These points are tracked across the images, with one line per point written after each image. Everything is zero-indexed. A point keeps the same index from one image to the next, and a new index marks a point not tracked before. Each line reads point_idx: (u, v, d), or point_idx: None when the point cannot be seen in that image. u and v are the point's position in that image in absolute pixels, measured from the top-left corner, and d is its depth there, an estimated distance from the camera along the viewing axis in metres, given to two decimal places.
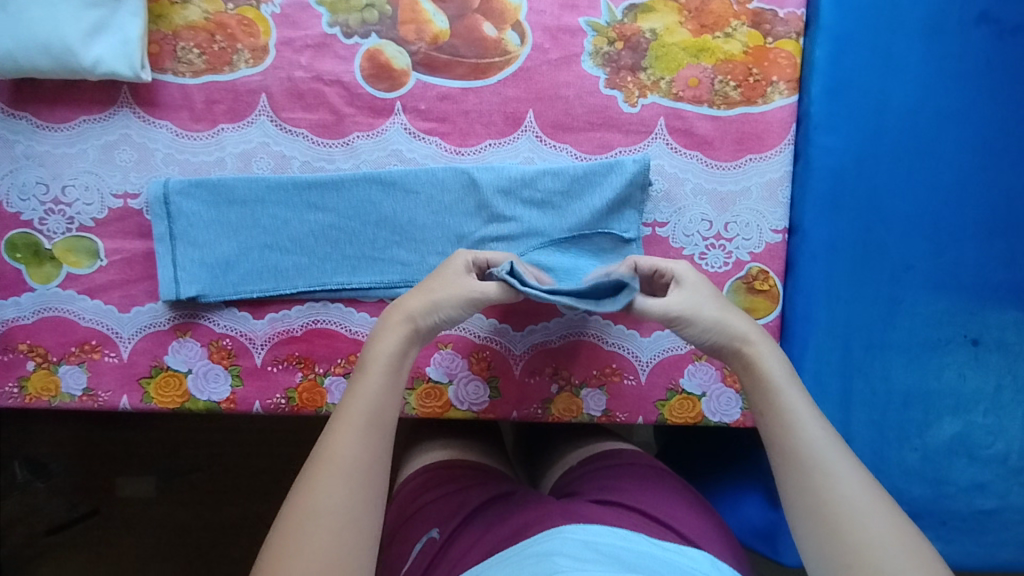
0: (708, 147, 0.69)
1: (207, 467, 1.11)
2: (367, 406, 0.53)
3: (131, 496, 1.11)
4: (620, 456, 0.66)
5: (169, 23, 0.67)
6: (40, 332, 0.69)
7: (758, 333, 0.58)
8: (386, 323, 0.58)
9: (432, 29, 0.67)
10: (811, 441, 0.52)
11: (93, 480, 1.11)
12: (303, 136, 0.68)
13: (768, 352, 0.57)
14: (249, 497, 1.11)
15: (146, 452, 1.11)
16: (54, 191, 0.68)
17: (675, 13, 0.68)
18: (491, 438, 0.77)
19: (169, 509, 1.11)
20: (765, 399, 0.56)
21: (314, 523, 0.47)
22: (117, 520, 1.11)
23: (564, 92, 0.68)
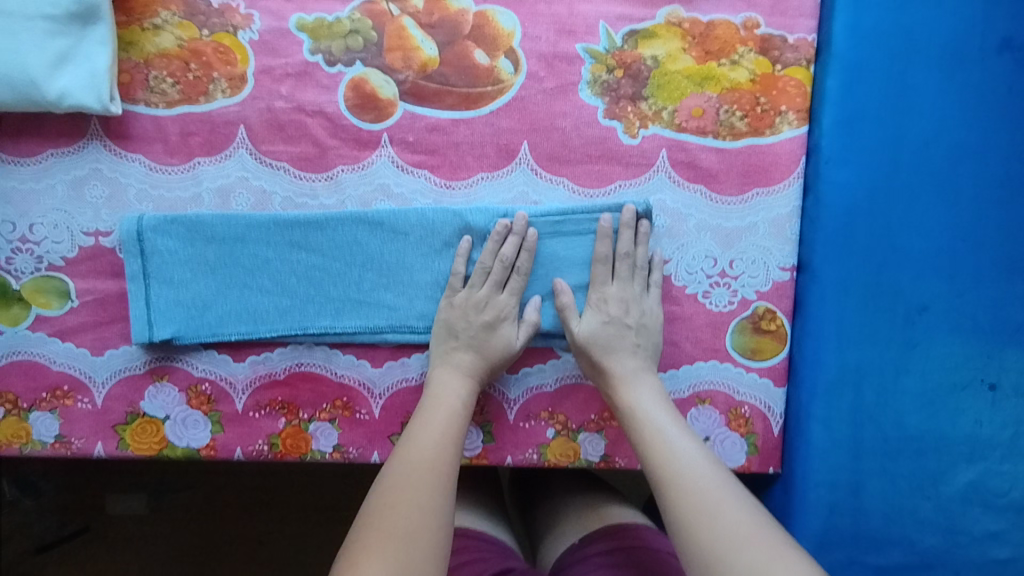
0: (713, 180, 0.65)
1: (199, 485, 1.08)
2: (450, 427, 0.58)
3: (122, 515, 1.08)
4: (624, 536, 0.64)
5: (140, 51, 0.63)
6: (9, 376, 0.65)
7: (636, 375, 0.61)
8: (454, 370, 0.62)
9: (421, 56, 0.64)
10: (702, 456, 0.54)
11: (82, 498, 1.08)
12: (284, 170, 0.64)
13: (645, 392, 0.60)
14: (241, 517, 1.07)
15: (137, 470, 1.08)
16: (21, 229, 0.64)
17: (678, 38, 0.64)
18: (489, 486, 0.76)
19: (159, 527, 1.08)
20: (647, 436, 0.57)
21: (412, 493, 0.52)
22: (106, 539, 1.08)
23: (561, 123, 0.64)
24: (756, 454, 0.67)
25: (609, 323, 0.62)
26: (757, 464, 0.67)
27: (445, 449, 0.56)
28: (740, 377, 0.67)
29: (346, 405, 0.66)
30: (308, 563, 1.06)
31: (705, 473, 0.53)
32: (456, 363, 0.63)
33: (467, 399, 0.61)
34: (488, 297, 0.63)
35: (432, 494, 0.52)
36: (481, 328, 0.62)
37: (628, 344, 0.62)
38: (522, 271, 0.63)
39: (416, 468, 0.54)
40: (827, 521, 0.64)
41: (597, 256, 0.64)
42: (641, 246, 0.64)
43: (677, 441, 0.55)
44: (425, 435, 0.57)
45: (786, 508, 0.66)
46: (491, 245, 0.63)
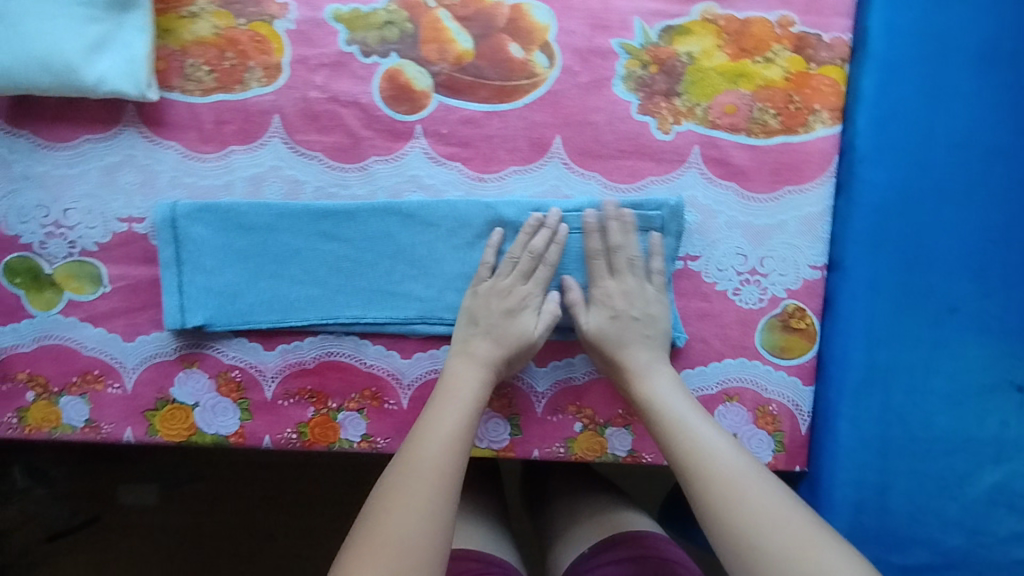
0: (745, 177, 0.66)
1: (208, 477, 1.09)
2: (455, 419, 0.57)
3: (132, 506, 1.08)
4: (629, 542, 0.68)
5: (176, 38, 0.63)
6: (40, 361, 0.66)
7: (649, 367, 0.61)
8: (470, 360, 0.61)
9: (456, 49, 0.64)
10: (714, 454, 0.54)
11: (92, 488, 1.09)
12: (318, 160, 0.65)
13: (661, 384, 0.60)
14: (250, 510, 1.08)
15: (148, 460, 1.09)
16: (54, 214, 0.64)
17: (713, 35, 0.64)
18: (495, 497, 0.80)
19: (169, 517, 1.08)
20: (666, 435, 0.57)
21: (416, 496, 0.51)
22: (117, 529, 1.08)
23: (594, 118, 0.65)
24: (783, 452, 0.68)
25: (616, 318, 0.62)
26: (784, 462, 0.68)
27: (454, 443, 0.55)
28: (769, 375, 0.67)
29: (375, 395, 0.67)
30: (317, 557, 1.07)
31: (734, 467, 0.53)
32: (473, 352, 0.61)
33: (480, 387, 0.60)
34: (512, 284, 0.63)
35: (438, 492, 0.52)
36: (501, 315, 0.62)
37: (638, 335, 0.62)
38: (551, 262, 0.63)
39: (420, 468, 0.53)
40: (853, 520, 0.65)
41: (591, 251, 0.63)
42: (631, 236, 0.63)
43: (701, 436, 0.55)
44: (433, 430, 0.56)
45: (812, 507, 0.67)
46: (522, 237, 0.63)
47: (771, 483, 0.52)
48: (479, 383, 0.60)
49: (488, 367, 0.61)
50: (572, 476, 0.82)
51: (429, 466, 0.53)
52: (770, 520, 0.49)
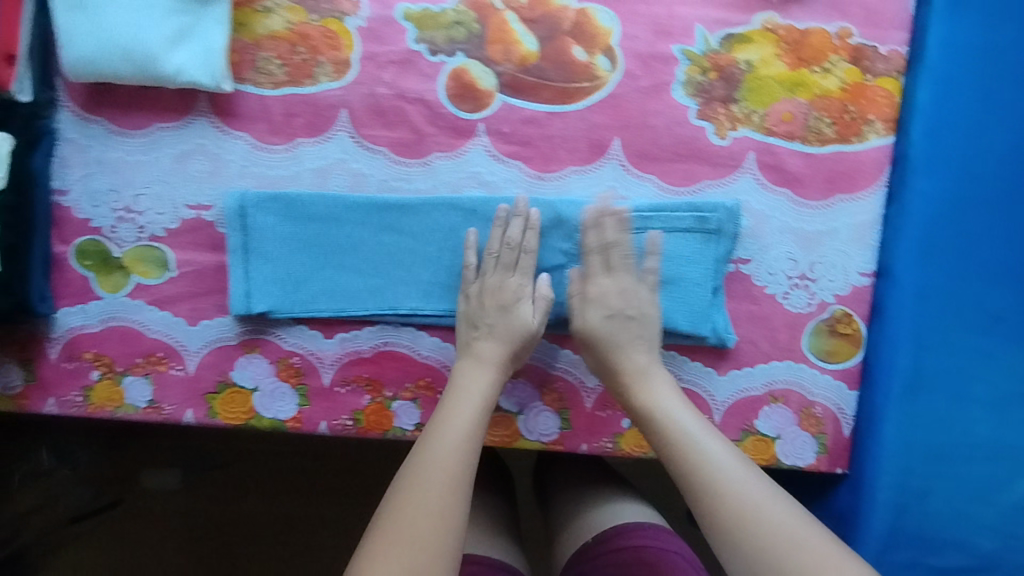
0: (798, 184, 0.67)
1: (232, 463, 1.10)
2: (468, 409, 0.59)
3: (154, 488, 1.10)
4: (626, 534, 0.72)
5: (250, 32, 0.65)
6: (106, 341, 0.68)
7: (646, 369, 0.62)
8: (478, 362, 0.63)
9: (521, 50, 0.65)
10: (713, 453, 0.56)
11: (117, 472, 1.10)
12: (383, 154, 0.66)
13: (660, 387, 0.61)
14: (272, 498, 1.10)
15: (172, 446, 1.10)
16: (126, 199, 0.66)
17: (772, 44, 0.66)
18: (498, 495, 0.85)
19: (193, 502, 1.10)
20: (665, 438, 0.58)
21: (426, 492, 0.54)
22: (142, 511, 1.10)
23: (652, 121, 0.66)
24: (825, 454, 0.71)
25: (612, 317, 0.63)
26: (826, 463, 0.71)
27: (466, 448, 0.57)
28: (815, 379, 0.70)
29: (429, 386, 0.69)
30: (337, 543, 1.09)
31: (744, 481, 0.54)
32: (478, 352, 0.63)
33: (489, 391, 0.62)
34: (500, 280, 0.65)
35: (452, 499, 0.54)
36: (496, 312, 0.64)
37: (632, 336, 0.63)
38: (531, 249, 0.65)
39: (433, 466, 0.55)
40: (894, 522, 0.66)
41: (589, 247, 0.65)
42: (626, 233, 0.64)
43: (707, 444, 0.56)
44: (447, 434, 0.57)
45: (853, 508, 0.68)
46: (497, 231, 0.65)
47: (781, 498, 0.53)
48: (487, 385, 0.62)
49: (493, 367, 0.63)
50: (571, 470, 0.85)
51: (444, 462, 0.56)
52: (783, 538, 0.50)
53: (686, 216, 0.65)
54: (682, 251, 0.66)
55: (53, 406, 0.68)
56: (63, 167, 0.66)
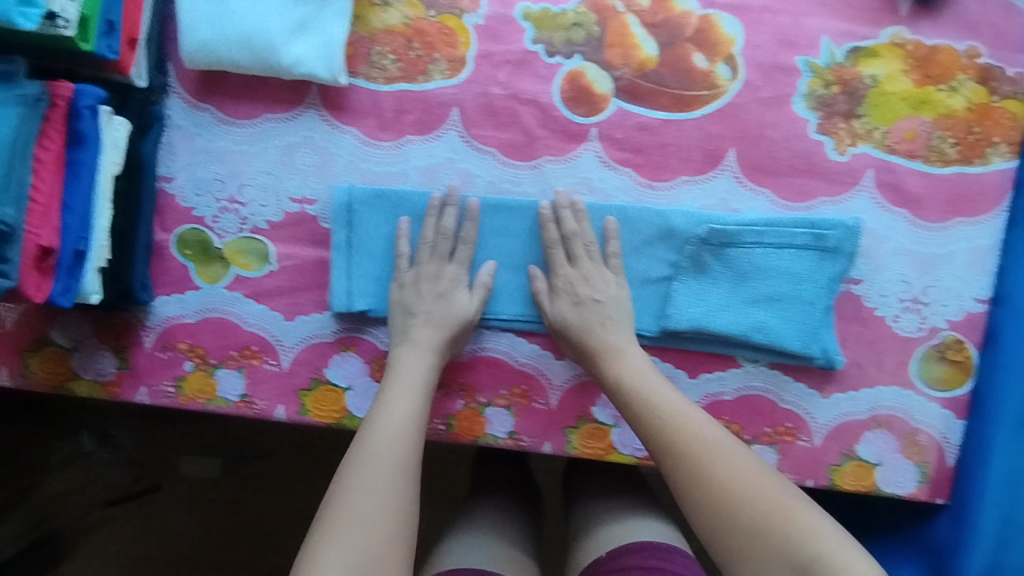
0: (916, 205, 0.65)
1: (270, 455, 1.07)
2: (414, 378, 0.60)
3: (193, 477, 1.08)
4: (640, 553, 0.67)
5: (366, 25, 0.64)
6: (201, 333, 0.67)
7: (617, 349, 0.62)
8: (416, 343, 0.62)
9: (641, 55, 0.64)
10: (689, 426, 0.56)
11: (158, 456, 1.08)
12: (492, 155, 0.65)
13: (632, 364, 0.61)
14: (306, 490, 1.07)
15: (213, 435, 1.08)
16: (230, 189, 0.65)
17: (900, 60, 0.64)
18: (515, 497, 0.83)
19: (229, 492, 1.08)
20: (645, 416, 0.58)
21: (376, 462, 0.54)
22: (179, 498, 1.08)
23: (770, 133, 0.64)
24: (926, 483, 0.68)
25: (579, 305, 0.63)
26: (927, 493, 0.68)
27: (403, 424, 0.57)
28: (920, 406, 0.67)
29: (524, 393, 0.68)
30: None
31: (707, 438, 0.56)
32: (416, 337, 0.63)
33: (425, 370, 0.61)
34: (438, 270, 0.64)
35: (396, 470, 0.54)
36: (434, 299, 0.63)
37: (600, 319, 0.63)
38: (469, 240, 0.65)
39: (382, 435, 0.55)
40: (996, 556, 0.62)
41: (551, 240, 0.65)
42: (586, 222, 0.65)
43: (671, 408, 0.58)
44: (387, 413, 0.57)
45: (954, 541, 0.65)
46: (430, 220, 0.64)
47: (744, 452, 0.55)
48: (424, 367, 0.61)
49: (432, 351, 0.62)
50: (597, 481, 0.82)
51: (391, 430, 0.56)
52: (745, 490, 0.52)
53: (801, 231, 0.64)
54: (793, 268, 0.64)
55: (145, 396, 0.67)
56: (170, 154, 0.65)
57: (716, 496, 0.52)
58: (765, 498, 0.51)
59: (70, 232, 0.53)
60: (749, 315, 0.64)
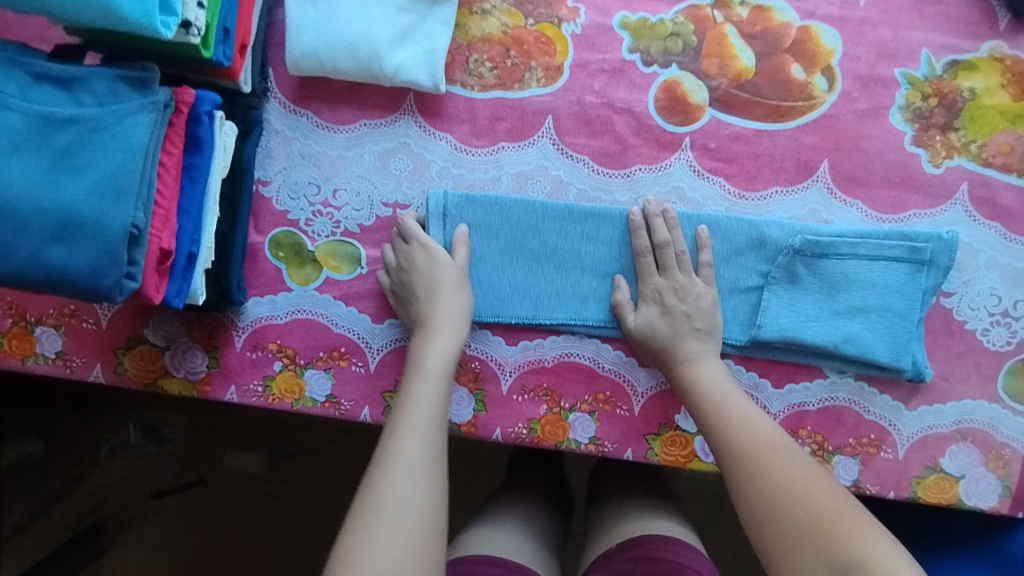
0: (1010, 219, 0.65)
1: (314, 451, 1.06)
2: (440, 365, 0.60)
3: (238, 471, 1.07)
4: (649, 545, 0.68)
5: (465, 33, 0.65)
6: (290, 333, 0.67)
7: (695, 354, 0.62)
8: (438, 329, 0.61)
9: (737, 65, 0.64)
10: (745, 431, 0.57)
11: (203, 451, 1.08)
12: (584, 163, 0.66)
13: (707, 369, 0.62)
14: (346, 485, 1.06)
15: (259, 430, 1.07)
16: (325, 193, 0.66)
17: (998, 74, 0.64)
18: (544, 488, 0.83)
19: (273, 487, 1.07)
20: (713, 417, 0.59)
21: (408, 451, 0.54)
22: (224, 492, 1.07)
23: (865, 145, 0.65)
24: (1009, 497, 0.67)
25: (667, 314, 0.63)
26: (1009, 507, 0.67)
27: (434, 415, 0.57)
28: (1005, 418, 0.67)
29: (607, 400, 0.67)
30: None
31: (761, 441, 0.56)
32: (432, 322, 0.62)
33: (449, 357, 0.61)
34: (431, 251, 0.63)
35: (429, 457, 0.54)
36: (433, 278, 0.62)
37: (689, 328, 0.63)
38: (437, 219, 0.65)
39: (412, 423, 0.55)
40: None
41: (640, 249, 0.64)
42: (678, 232, 0.64)
43: (740, 413, 0.58)
44: (420, 400, 0.57)
45: None
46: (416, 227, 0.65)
47: (802, 460, 0.54)
48: (444, 355, 0.60)
49: (452, 337, 0.62)
50: (625, 475, 0.81)
51: (422, 419, 0.56)
52: (791, 490, 0.52)
53: (896, 243, 0.63)
54: (886, 280, 0.63)
55: (234, 395, 0.68)
56: (268, 158, 0.66)
57: (765, 496, 0.52)
58: (810, 497, 0.51)
59: (186, 234, 0.55)
60: (840, 326, 0.64)
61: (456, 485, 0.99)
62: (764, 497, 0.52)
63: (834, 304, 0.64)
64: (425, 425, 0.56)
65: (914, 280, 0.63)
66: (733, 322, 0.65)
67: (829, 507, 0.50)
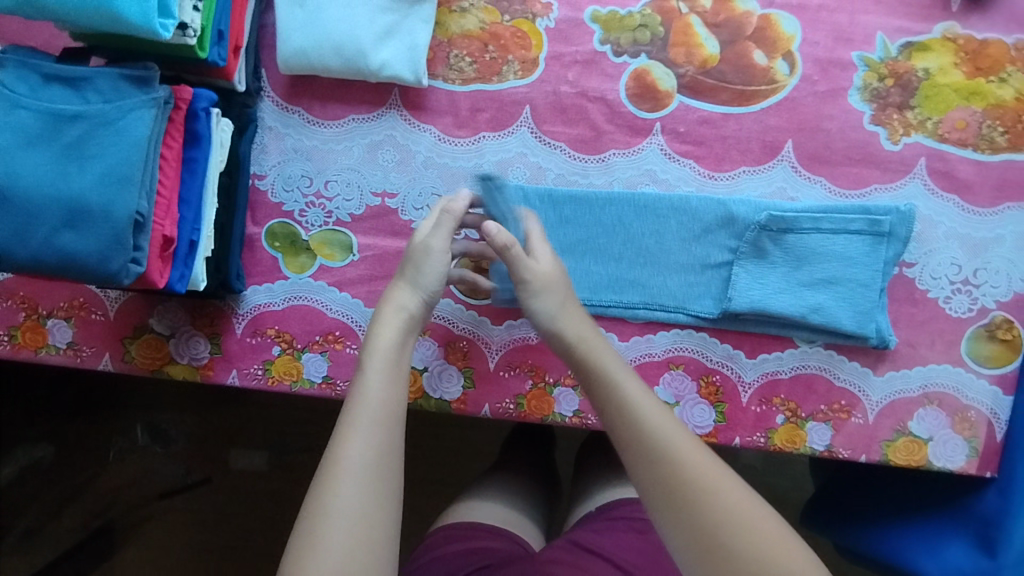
0: (967, 191, 0.69)
1: (317, 449, 1.10)
2: (386, 351, 0.57)
3: (243, 470, 1.10)
4: (625, 505, 0.72)
5: (445, 31, 0.69)
6: (288, 319, 0.71)
7: (593, 351, 0.57)
8: (383, 315, 0.59)
9: (703, 53, 0.68)
10: (671, 449, 0.49)
11: (209, 451, 1.11)
12: (561, 150, 0.69)
13: (610, 367, 0.55)
14: None
15: (262, 427, 1.11)
16: (317, 184, 0.70)
17: (951, 54, 0.68)
18: (532, 466, 0.86)
19: (278, 485, 1.10)
20: (638, 447, 0.50)
21: (354, 451, 0.50)
22: (229, 490, 1.11)
23: (827, 125, 0.68)
24: (976, 457, 0.70)
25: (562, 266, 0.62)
26: (977, 467, 0.70)
27: (384, 401, 0.54)
28: (971, 382, 0.70)
29: None
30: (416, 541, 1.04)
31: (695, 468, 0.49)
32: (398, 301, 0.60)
33: (396, 337, 0.58)
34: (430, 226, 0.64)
35: (375, 453, 0.51)
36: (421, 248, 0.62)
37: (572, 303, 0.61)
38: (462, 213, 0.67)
39: (357, 416, 0.52)
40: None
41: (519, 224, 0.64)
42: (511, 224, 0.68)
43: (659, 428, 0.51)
44: (366, 389, 0.54)
45: (1002, 512, 0.68)
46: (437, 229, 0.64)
47: (739, 488, 0.48)
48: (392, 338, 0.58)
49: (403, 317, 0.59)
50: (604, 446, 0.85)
51: (368, 411, 0.53)
52: (737, 525, 0.46)
53: (858, 217, 0.67)
54: (849, 252, 0.67)
55: (235, 378, 0.72)
56: (262, 154, 0.70)
57: (700, 535, 0.46)
58: (753, 533, 0.46)
59: (187, 223, 0.59)
60: (806, 297, 0.67)
61: (453, 471, 1.02)
62: (705, 538, 0.46)
63: (800, 277, 0.68)
64: (369, 418, 0.52)
65: (876, 251, 0.67)
66: (705, 298, 0.69)
67: (773, 541, 0.46)
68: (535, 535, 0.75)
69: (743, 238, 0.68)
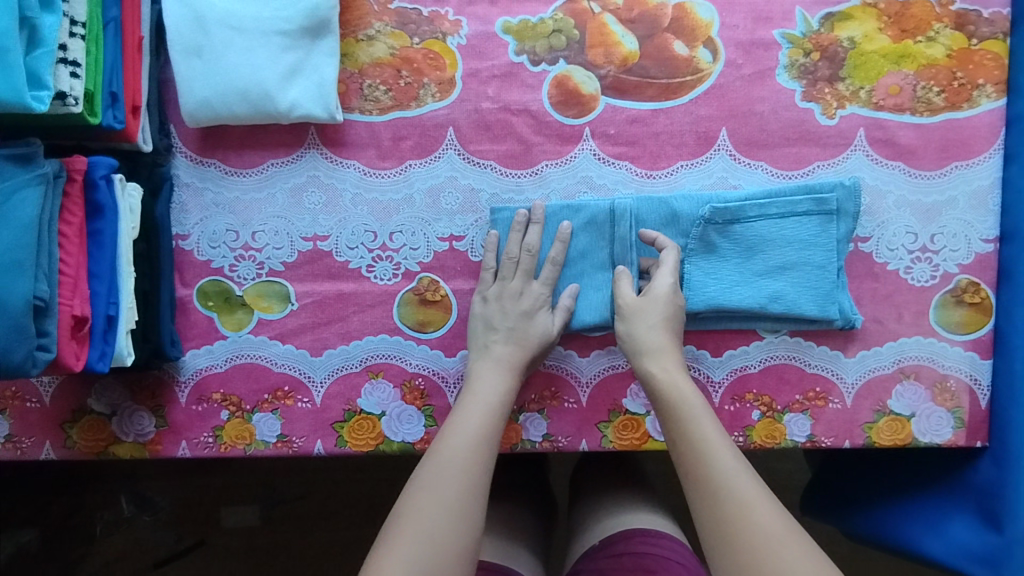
0: (912, 156, 0.67)
1: (310, 495, 1.03)
2: (493, 393, 0.59)
3: (236, 528, 1.03)
4: (632, 540, 0.68)
5: (355, 61, 0.67)
6: (233, 380, 0.68)
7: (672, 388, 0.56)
8: (486, 366, 0.61)
9: (622, 51, 0.66)
10: (731, 477, 0.50)
11: (195, 513, 1.03)
12: (492, 168, 0.67)
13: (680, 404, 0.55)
14: (353, 522, 1.02)
15: (249, 483, 1.04)
16: (244, 237, 0.67)
17: (874, 19, 0.66)
18: (527, 494, 0.82)
19: (274, 537, 1.03)
20: (696, 476, 0.51)
21: (458, 460, 0.53)
22: (221, 553, 1.03)
23: (759, 107, 0.66)
24: (963, 428, 0.67)
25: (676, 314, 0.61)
26: (965, 438, 0.67)
27: (486, 434, 0.56)
28: (946, 351, 0.67)
29: (554, 395, 0.68)
30: None
31: (755, 523, 0.47)
32: (496, 356, 0.62)
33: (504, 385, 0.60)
34: (522, 287, 0.64)
35: (470, 473, 0.53)
36: (517, 317, 0.63)
37: (665, 348, 0.59)
38: (554, 260, 0.65)
39: (463, 438, 0.55)
40: None
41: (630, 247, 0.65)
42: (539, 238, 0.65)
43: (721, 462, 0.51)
44: (463, 423, 0.56)
45: (999, 483, 0.65)
46: (515, 236, 0.65)
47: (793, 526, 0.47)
48: (498, 389, 0.60)
49: (506, 374, 0.61)
50: (605, 471, 0.82)
51: (475, 430, 0.56)
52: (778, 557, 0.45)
53: (806, 198, 0.64)
54: (801, 235, 0.64)
55: (186, 450, 0.68)
56: (183, 213, 0.67)
57: (744, 559, 0.46)
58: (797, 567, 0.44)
59: (100, 299, 0.55)
60: (764, 286, 0.65)
61: None
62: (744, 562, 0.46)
63: (758, 269, 0.65)
64: (474, 436, 0.55)
65: (829, 228, 0.64)
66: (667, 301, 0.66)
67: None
68: (533, 569, 0.71)
69: (691, 236, 0.65)
